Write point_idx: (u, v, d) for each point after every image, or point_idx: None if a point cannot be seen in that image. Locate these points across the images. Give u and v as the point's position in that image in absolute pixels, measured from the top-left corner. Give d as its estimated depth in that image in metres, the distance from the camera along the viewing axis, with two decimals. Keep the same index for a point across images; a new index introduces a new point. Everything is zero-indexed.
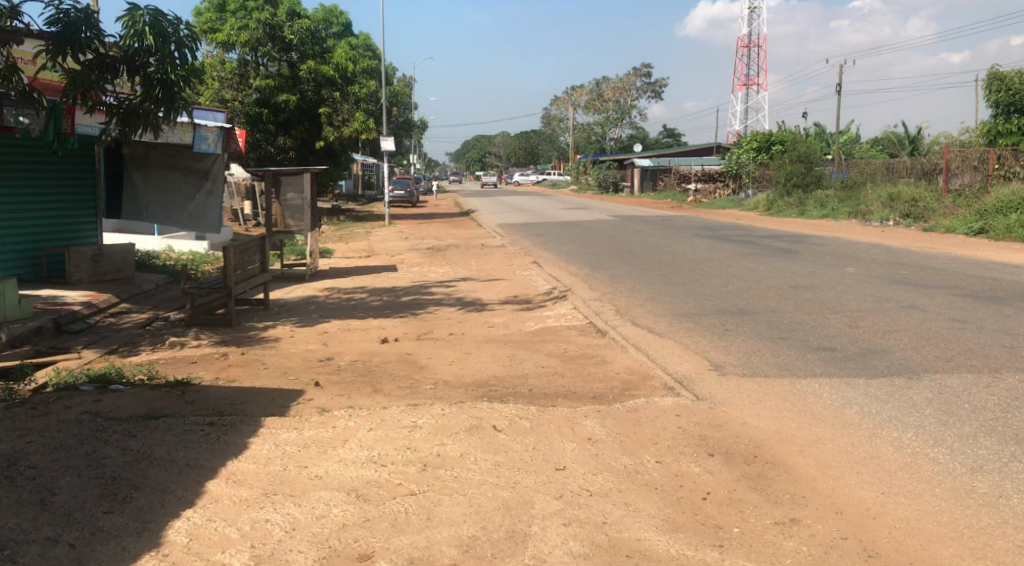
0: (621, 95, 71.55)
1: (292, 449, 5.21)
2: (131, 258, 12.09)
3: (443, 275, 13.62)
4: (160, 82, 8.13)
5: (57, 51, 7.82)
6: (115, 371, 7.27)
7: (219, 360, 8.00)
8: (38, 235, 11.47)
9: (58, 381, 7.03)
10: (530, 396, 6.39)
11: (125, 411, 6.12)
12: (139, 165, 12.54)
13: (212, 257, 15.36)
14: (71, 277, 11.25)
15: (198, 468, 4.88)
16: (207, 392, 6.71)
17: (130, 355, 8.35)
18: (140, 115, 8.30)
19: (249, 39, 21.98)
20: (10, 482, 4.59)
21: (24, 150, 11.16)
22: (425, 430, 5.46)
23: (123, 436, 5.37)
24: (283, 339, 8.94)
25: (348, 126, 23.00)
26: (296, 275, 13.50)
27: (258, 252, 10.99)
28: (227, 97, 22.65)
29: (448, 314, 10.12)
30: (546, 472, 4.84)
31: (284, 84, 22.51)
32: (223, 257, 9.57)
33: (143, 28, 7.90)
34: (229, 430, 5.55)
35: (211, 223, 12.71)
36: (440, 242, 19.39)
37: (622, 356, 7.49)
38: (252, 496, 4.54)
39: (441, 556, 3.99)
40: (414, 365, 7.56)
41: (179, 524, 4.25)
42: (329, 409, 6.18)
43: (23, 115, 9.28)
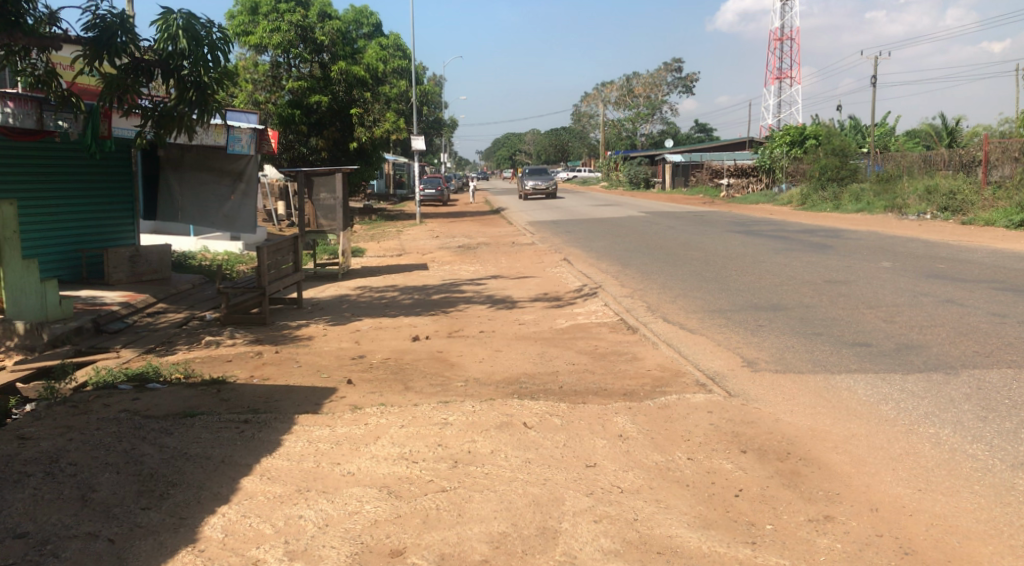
0: (652, 91, 71.17)
1: (325, 445, 5.28)
2: (168, 259, 12.27)
3: (474, 273, 13.66)
4: (194, 85, 8.30)
5: (95, 56, 7.96)
6: (153, 369, 7.41)
7: (254, 358, 8.12)
8: (77, 237, 11.69)
9: (98, 379, 7.17)
10: (561, 393, 6.39)
11: (161, 410, 6.23)
12: (174, 167, 12.64)
13: (247, 257, 15.59)
14: (109, 278, 11.45)
15: (233, 465, 4.96)
16: (241, 391, 6.79)
17: (167, 354, 8.51)
18: (175, 118, 8.43)
19: (281, 41, 22.13)
20: (52, 478, 4.69)
21: (63, 155, 11.38)
22: (456, 427, 5.50)
23: (160, 433, 5.48)
24: (316, 338, 9.03)
25: (379, 127, 23.39)
26: (328, 273, 13.67)
27: (291, 252, 11.10)
28: (260, 99, 22.73)
29: (479, 312, 10.16)
30: (576, 469, 4.84)
31: (316, 85, 22.86)
32: (257, 256, 9.70)
33: (176, 31, 8.02)
34: (264, 427, 5.63)
35: (247, 223, 12.64)
36: (470, 240, 19.47)
37: (653, 353, 7.46)
38: (286, 493, 4.60)
39: (472, 553, 4.00)
40: (444, 362, 7.61)
41: (215, 520, 4.31)
42: (361, 406, 6.25)
43: (62, 119, 9.45)
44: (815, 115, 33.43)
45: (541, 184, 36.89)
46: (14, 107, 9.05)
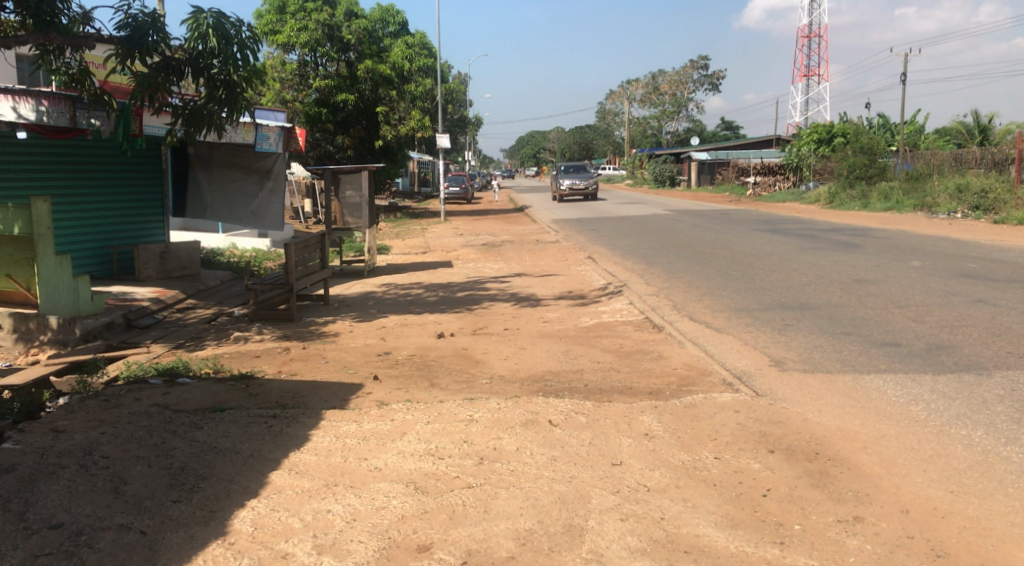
0: (678, 88, 70.83)
1: (352, 441, 5.32)
2: (197, 255, 12.43)
3: (498, 271, 13.67)
4: (223, 84, 8.38)
5: (128, 55, 8.07)
6: (182, 364, 7.50)
7: (282, 354, 8.19)
8: (109, 234, 11.85)
9: (129, 374, 7.27)
10: (586, 391, 6.39)
11: (191, 404, 6.31)
12: (204, 165, 12.82)
13: (273, 254, 15.73)
14: (139, 274, 11.60)
15: (262, 460, 5.02)
16: (269, 386, 6.86)
17: (196, 349, 8.60)
18: (204, 116, 8.53)
19: (308, 40, 22.29)
20: (86, 471, 4.76)
21: (95, 153, 11.55)
22: (482, 424, 5.52)
23: (190, 428, 5.55)
24: (342, 334, 9.09)
25: (406, 124, 23.47)
26: (354, 270, 13.76)
27: (318, 249, 11.17)
28: (288, 97, 22.86)
29: (504, 309, 10.16)
30: (602, 467, 4.84)
31: (343, 84, 22.90)
32: (285, 252, 9.79)
33: (207, 30, 8.11)
34: (291, 423, 5.69)
35: (275, 220, 12.61)
36: (494, 238, 19.49)
37: (679, 352, 7.44)
38: (314, 487, 4.64)
39: (499, 549, 4.02)
40: (469, 359, 7.63)
41: (245, 513, 4.36)
42: (388, 402, 6.30)
43: (95, 118, 9.60)
44: (843, 113, 33.11)
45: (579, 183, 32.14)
46: (49, 106, 9.17)
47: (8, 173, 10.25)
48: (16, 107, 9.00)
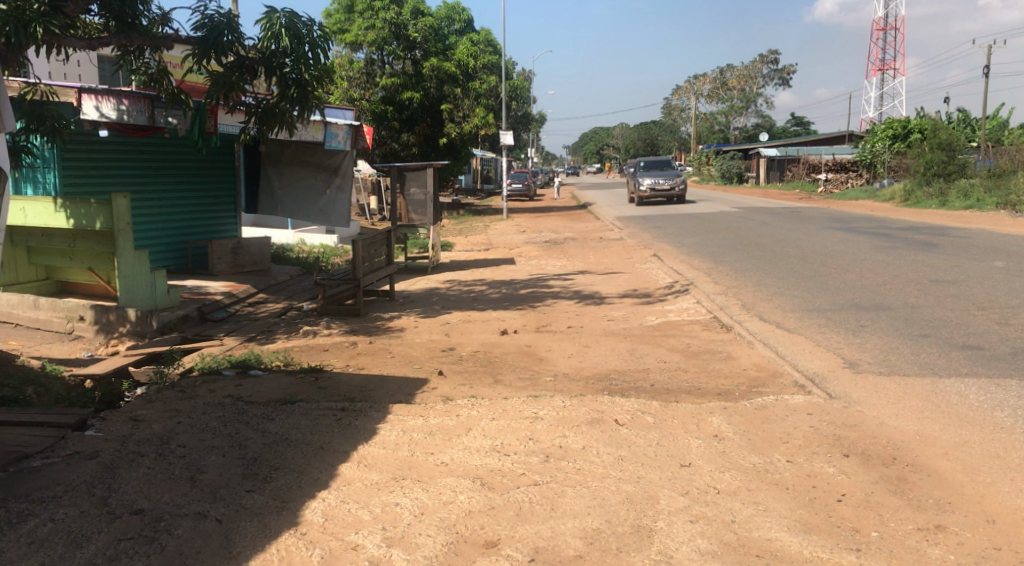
0: (746, 84, 69.74)
1: (419, 435, 5.37)
2: (268, 251, 12.66)
3: (562, 268, 13.64)
4: (294, 82, 8.51)
5: (203, 55, 8.30)
6: (254, 356, 7.68)
7: (349, 348, 8.32)
8: (185, 229, 12.21)
9: (204, 365, 7.47)
10: (653, 391, 6.33)
11: (263, 395, 6.45)
12: (274, 162, 13.04)
13: (340, 250, 15.98)
14: (213, 268, 11.91)
15: (331, 451, 5.10)
16: (337, 379, 6.97)
17: (267, 342, 8.79)
18: (276, 114, 8.70)
19: (376, 38, 22.57)
20: (164, 459, 4.91)
21: (173, 150, 11.90)
22: (547, 422, 5.51)
23: (262, 419, 5.67)
24: (407, 330, 9.17)
25: (468, 122, 23.93)
26: (418, 267, 13.90)
27: (384, 245, 11.30)
28: (355, 96, 23.27)
29: (568, 307, 10.13)
30: (671, 468, 4.79)
31: (409, 82, 23.18)
32: (352, 248, 9.96)
33: (279, 30, 8.28)
34: (360, 416, 5.77)
35: (341, 216, 12.85)
36: (558, 235, 19.45)
37: (748, 352, 7.31)
38: (382, 481, 4.70)
39: (566, 548, 4.01)
40: (534, 357, 7.63)
41: (316, 504, 4.44)
42: (453, 398, 6.34)
43: (171, 116, 9.88)
44: (920, 108, 32.13)
45: (664, 186, 27.11)
46: (128, 105, 9.43)
47: (88, 163, 10.57)
48: (99, 106, 9.28)
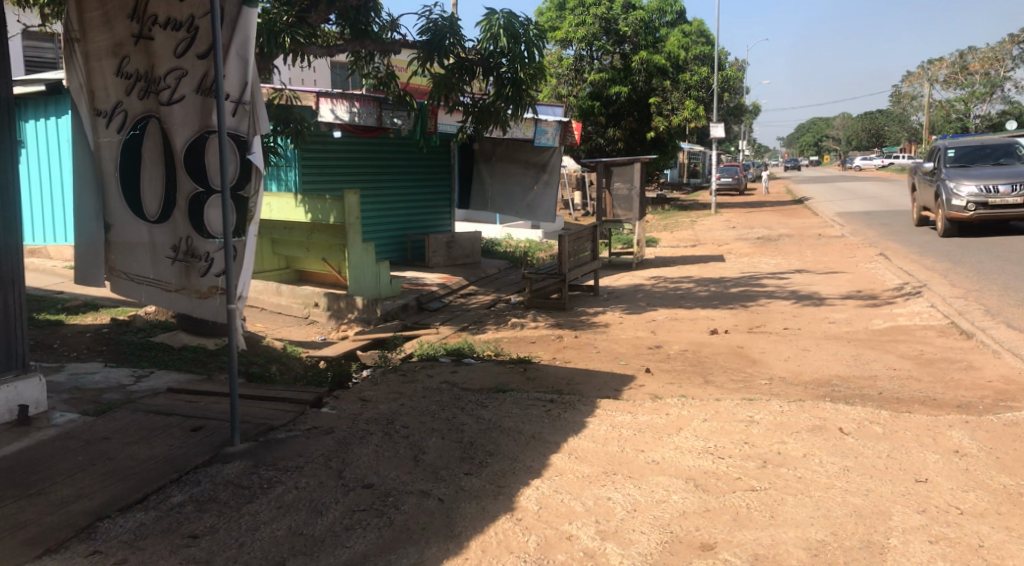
0: (992, 67, 62.35)
1: (629, 431, 5.35)
2: (479, 246, 13.10)
3: (775, 267, 13.12)
4: (510, 82, 8.75)
5: (428, 58, 8.66)
6: (467, 346, 7.96)
7: (555, 341, 8.43)
8: (405, 224, 12.92)
9: (422, 352, 7.85)
10: (881, 399, 5.95)
11: (476, 383, 6.69)
12: (487, 160, 13.18)
13: (546, 244, 16.26)
14: (429, 261, 12.48)
15: (543, 441, 5.20)
16: (546, 371, 7.10)
17: (478, 332, 9.10)
18: (492, 113, 8.99)
19: (586, 34, 22.71)
20: (390, 438, 5.21)
21: (397, 149, 12.61)
22: (764, 426, 5.32)
23: (477, 405, 5.88)
24: (613, 325, 9.17)
25: (678, 115, 22.89)
26: (624, 263, 13.87)
27: (591, 241, 11.34)
28: (563, 92, 23.59)
29: (783, 308, 9.71)
30: (905, 483, 4.48)
31: (617, 76, 23.12)
32: (559, 244, 10.09)
33: (498, 31, 8.50)
34: (569, 408, 5.83)
35: (547, 213, 12.56)
36: (771, 231, 18.71)
37: (994, 363, 6.69)
38: (594, 474, 4.73)
39: (789, 557, 3.84)
40: (747, 358, 7.38)
41: (530, 492, 4.53)
42: (662, 396, 6.26)
43: (398, 117, 10.49)
44: None
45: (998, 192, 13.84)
46: (360, 107, 10.07)
47: (324, 163, 11.41)
48: (334, 109, 9.97)
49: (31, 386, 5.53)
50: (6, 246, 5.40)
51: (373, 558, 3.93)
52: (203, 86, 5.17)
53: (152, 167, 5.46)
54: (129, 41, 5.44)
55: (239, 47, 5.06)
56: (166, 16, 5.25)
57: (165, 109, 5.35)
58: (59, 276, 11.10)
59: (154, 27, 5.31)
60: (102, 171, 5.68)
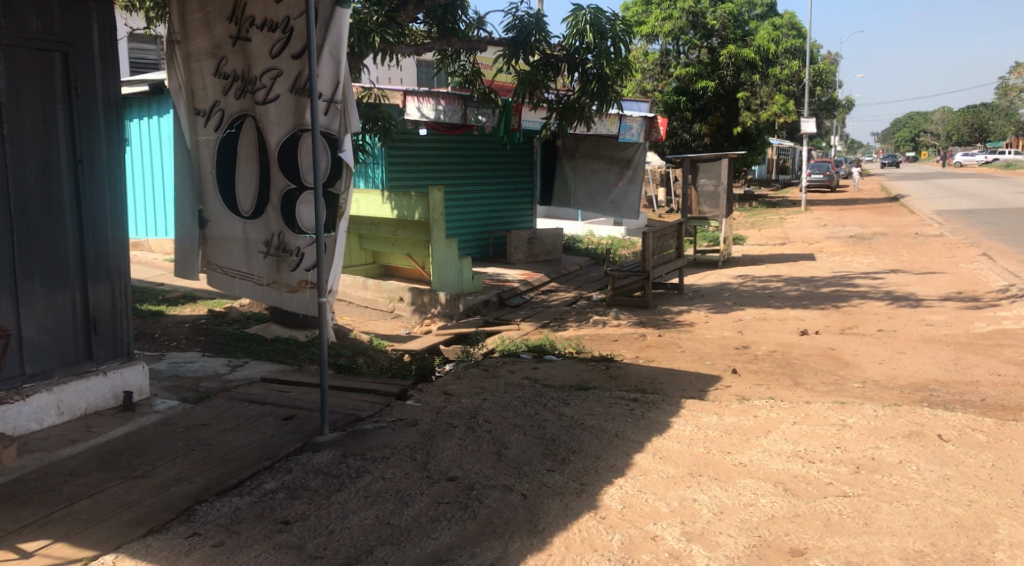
0: None
1: (715, 433, 5.26)
2: (561, 242, 13.08)
3: (869, 266, 12.70)
4: (595, 77, 8.71)
5: (513, 55, 8.70)
6: (549, 342, 7.96)
7: (639, 340, 8.35)
8: (487, 220, 13.02)
9: (504, 348, 7.89)
10: (983, 406, 5.70)
11: (558, 380, 6.68)
12: (570, 156, 13.16)
13: (629, 241, 16.13)
14: (511, 258, 12.52)
15: (626, 440, 5.16)
16: (628, 369, 7.05)
17: (560, 329, 9.09)
18: (577, 109, 8.95)
19: (672, 29, 22.50)
20: (473, 432, 5.25)
21: (480, 145, 12.70)
22: (857, 431, 5.16)
23: (559, 402, 5.88)
24: (698, 324, 9.02)
25: (767, 110, 22.36)
26: (709, 261, 13.64)
27: (676, 238, 11.18)
28: (648, 88, 23.44)
29: (876, 309, 9.40)
30: (1009, 494, 4.28)
31: (704, 71, 22.63)
32: (643, 241, 9.99)
33: (584, 27, 8.51)
34: (653, 407, 5.78)
35: (631, 210, 12.48)
36: (865, 230, 18.12)
37: None
38: (679, 474, 4.67)
39: None
40: (839, 361, 7.17)
41: (614, 490, 4.51)
42: (749, 397, 6.14)
43: (482, 115, 10.60)
44: None
45: None
46: (445, 105, 10.16)
47: (410, 159, 11.57)
48: (420, 106, 10.16)
49: (135, 373, 5.78)
50: (113, 239, 5.66)
51: (458, 550, 3.97)
52: (297, 85, 5.30)
53: (247, 164, 5.63)
54: (228, 42, 5.62)
55: (332, 47, 5.17)
56: (263, 18, 5.41)
57: (260, 108, 5.51)
58: (159, 269, 11.58)
59: (251, 29, 5.48)
60: (199, 168, 5.88)
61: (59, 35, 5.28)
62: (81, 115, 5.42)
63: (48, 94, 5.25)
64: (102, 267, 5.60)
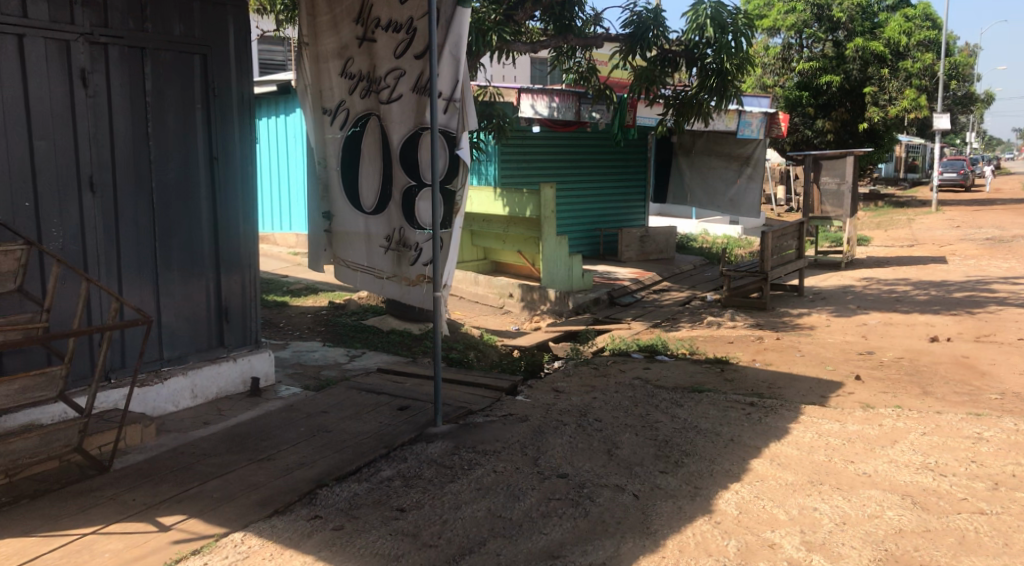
0: None
1: (837, 441, 5.09)
2: (674, 241, 12.89)
3: (1008, 271, 11.98)
4: (714, 72, 8.51)
5: (630, 50, 8.60)
6: (661, 343, 7.86)
7: (755, 342, 8.15)
8: (599, 217, 12.97)
9: (614, 346, 7.85)
10: None
11: (671, 381, 6.59)
12: (686, 152, 13.00)
13: (746, 241, 15.74)
14: (622, 256, 12.44)
15: (743, 445, 5.04)
16: (744, 373, 6.88)
17: (672, 329, 8.96)
18: (694, 105, 8.81)
19: (796, 22, 21.82)
20: (583, 430, 5.25)
21: (594, 142, 12.65)
22: (993, 445, 4.89)
23: (672, 404, 5.80)
24: (819, 328, 8.73)
25: (895, 105, 21.41)
26: (831, 263, 13.17)
27: (796, 238, 10.83)
28: (769, 83, 22.63)
29: (1016, 316, 8.86)
30: None
31: (829, 65, 21.82)
32: (761, 240, 9.73)
33: (704, 21, 8.31)
34: (770, 412, 5.63)
35: (751, 207, 12.27)
36: (1002, 232, 17.10)
37: None
38: (798, 482, 4.53)
39: None
40: (973, 370, 6.80)
41: (730, 495, 4.42)
42: (873, 405, 5.90)
43: (597, 111, 10.39)
44: None
45: None
46: (559, 102, 10.12)
47: (524, 156, 11.64)
48: (534, 104, 10.10)
49: (261, 360, 6.04)
50: (244, 233, 5.93)
51: (570, 547, 3.97)
52: (418, 85, 5.40)
53: (370, 161, 5.78)
54: (355, 43, 5.79)
55: (453, 47, 5.24)
56: (388, 19, 5.54)
57: (384, 107, 5.65)
58: (284, 261, 12.05)
59: (377, 30, 5.62)
60: (325, 166, 6.09)
61: (199, 38, 5.56)
62: (217, 114, 5.69)
63: (188, 93, 5.54)
64: (234, 259, 5.87)
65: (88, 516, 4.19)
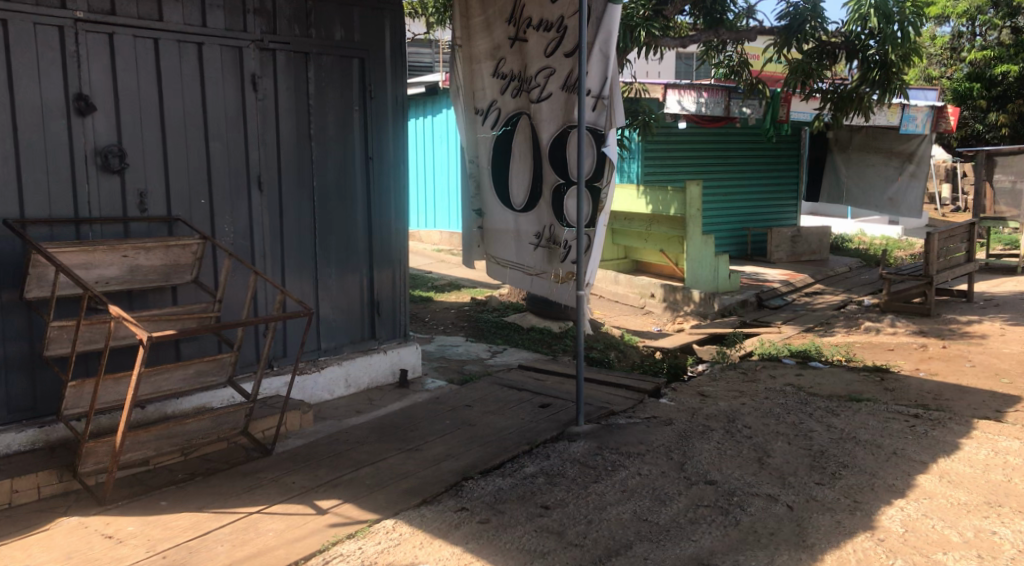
0: None
1: (1015, 460, 4.71)
2: (827, 241, 12.32)
3: None
4: (878, 64, 8.08)
5: (785, 44, 8.23)
6: (815, 348, 7.53)
7: (919, 350, 7.67)
8: (747, 216, 12.57)
9: (763, 351, 7.58)
10: None
11: (826, 389, 6.29)
12: (842, 149, 12.29)
13: (907, 242, 14.86)
14: (771, 256, 12.02)
15: (908, 459, 4.74)
16: (907, 383, 6.48)
17: (826, 335, 8.56)
18: (854, 99, 8.39)
19: (966, 8, 19.91)
20: (732, 437, 5.09)
21: (743, 138, 12.27)
22: None
23: (827, 413, 5.54)
24: (992, 337, 8.11)
25: None
26: (1004, 267, 12.23)
27: (966, 240, 10.10)
28: (934, 74, 21.71)
29: None
30: None
31: (1005, 54, 19.63)
32: (926, 241, 9.14)
33: (868, 11, 7.83)
34: (938, 426, 5.27)
35: (913, 208, 11.58)
36: None
37: None
38: (971, 503, 4.22)
39: None
40: None
41: (894, 512, 4.16)
42: None
43: (747, 107, 10.14)
44: None
45: None
46: (707, 97, 9.91)
47: (669, 154, 11.44)
48: (680, 100, 9.97)
49: (410, 353, 6.20)
50: (395, 229, 6.10)
51: (721, 555, 3.84)
52: (569, 83, 5.40)
53: (520, 160, 5.82)
54: (506, 43, 5.84)
55: (602, 44, 5.20)
56: (539, 18, 5.57)
57: (534, 106, 5.68)
58: (430, 258, 12.33)
59: (529, 30, 5.65)
60: (476, 164, 6.18)
61: (359, 42, 5.76)
62: (373, 115, 5.89)
63: (348, 95, 5.75)
64: (386, 255, 6.06)
65: (254, 495, 4.41)
